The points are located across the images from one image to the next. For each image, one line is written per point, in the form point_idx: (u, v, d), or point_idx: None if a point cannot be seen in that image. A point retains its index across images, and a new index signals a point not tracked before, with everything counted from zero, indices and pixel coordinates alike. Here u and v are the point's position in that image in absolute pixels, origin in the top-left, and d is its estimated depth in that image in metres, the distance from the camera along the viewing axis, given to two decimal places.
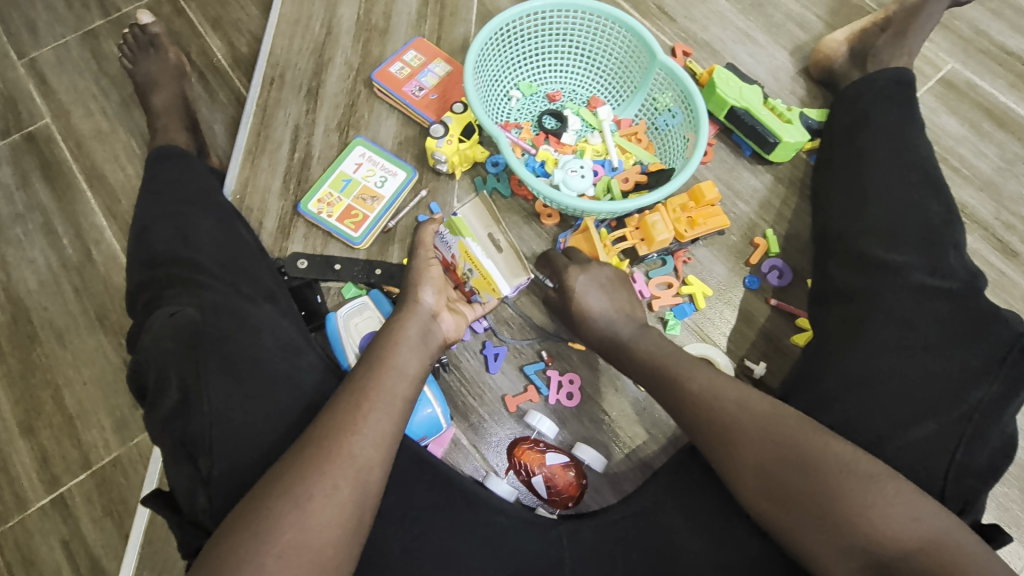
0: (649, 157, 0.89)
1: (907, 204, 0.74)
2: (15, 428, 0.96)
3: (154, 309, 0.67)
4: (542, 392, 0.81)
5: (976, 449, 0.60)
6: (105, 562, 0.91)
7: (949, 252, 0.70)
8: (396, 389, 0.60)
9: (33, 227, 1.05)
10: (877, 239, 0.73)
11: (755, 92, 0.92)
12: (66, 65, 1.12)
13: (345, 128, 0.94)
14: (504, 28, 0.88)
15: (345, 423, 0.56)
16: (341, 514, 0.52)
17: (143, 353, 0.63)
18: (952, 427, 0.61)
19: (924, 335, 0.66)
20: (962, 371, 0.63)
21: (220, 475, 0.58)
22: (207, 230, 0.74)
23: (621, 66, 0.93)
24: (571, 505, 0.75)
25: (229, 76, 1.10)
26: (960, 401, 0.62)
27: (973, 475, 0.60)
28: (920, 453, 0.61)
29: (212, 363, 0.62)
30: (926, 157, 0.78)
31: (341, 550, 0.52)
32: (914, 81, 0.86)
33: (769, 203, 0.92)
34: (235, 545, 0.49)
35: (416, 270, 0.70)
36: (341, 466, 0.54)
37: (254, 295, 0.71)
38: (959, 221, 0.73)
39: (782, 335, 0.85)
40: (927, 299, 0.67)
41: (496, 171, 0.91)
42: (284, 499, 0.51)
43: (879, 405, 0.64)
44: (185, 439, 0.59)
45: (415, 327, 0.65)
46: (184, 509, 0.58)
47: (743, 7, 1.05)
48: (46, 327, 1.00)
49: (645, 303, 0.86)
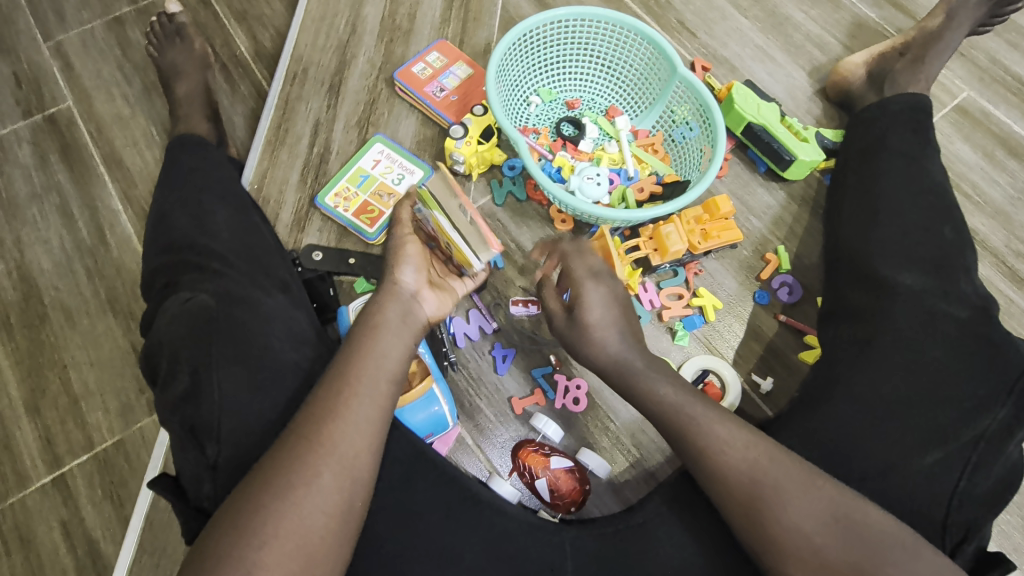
0: (665, 168, 0.90)
1: (918, 227, 0.75)
2: (20, 406, 0.96)
3: (169, 294, 0.67)
4: (548, 395, 0.81)
5: (980, 477, 0.61)
6: (103, 545, 0.91)
7: (960, 278, 0.71)
8: (378, 374, 0.59)
9: (49, 207, 1.06)
10: (889, 260, 0.74)
11: (773, 109, 0.92)
12: (90, 51, 1.13)
13: (365, 125, 0.95)
14: (526, 35, 0.89)
15: (325, 411, 0.55)
16: (326, 501, 0.52)
17: (157, 338, 0.63)
18: (958, 455, 0.62)
19: (933, 357, 0.66)
20: (967, 399, 0.64)
21: (227, 462, 0.59)
22: (225, 220, 0.74)
23: (640, 78, 0.94)
24: (573, 510, 0.75)
25: (251, 68, 1.12)
26: (965, 429, 0.63)
27: (978, 501, 0.60)
28: (927, 478, 0.61)
29: (224, 350, 0.63)
30: (939, 181, 0.79)
31: (329, 536, 0.51)
32: (929, 108, 0.87)
33: (782, 219, 0.93)
34: (219, 541, 0.49)
35: (392, 251, 0.67)
36: (321, 453, 0.53)
37: (267, 285, 0.71)
38: (970, 248, 0.74)
39: (790, 352, 0.85)
40: (936, 323, 0.68)
41: (512, 174, 0.91)
42: (268, 490, 0.51)
43: (887, 424, 0.64)
44: (195, 425, 0.60)
45: (394, 309, 0.63)
46: (191, 495, 0.58)
47: (763, 26, 1.06)
48: (57, 308, 1.01)
49: (656, 312, 0.86)
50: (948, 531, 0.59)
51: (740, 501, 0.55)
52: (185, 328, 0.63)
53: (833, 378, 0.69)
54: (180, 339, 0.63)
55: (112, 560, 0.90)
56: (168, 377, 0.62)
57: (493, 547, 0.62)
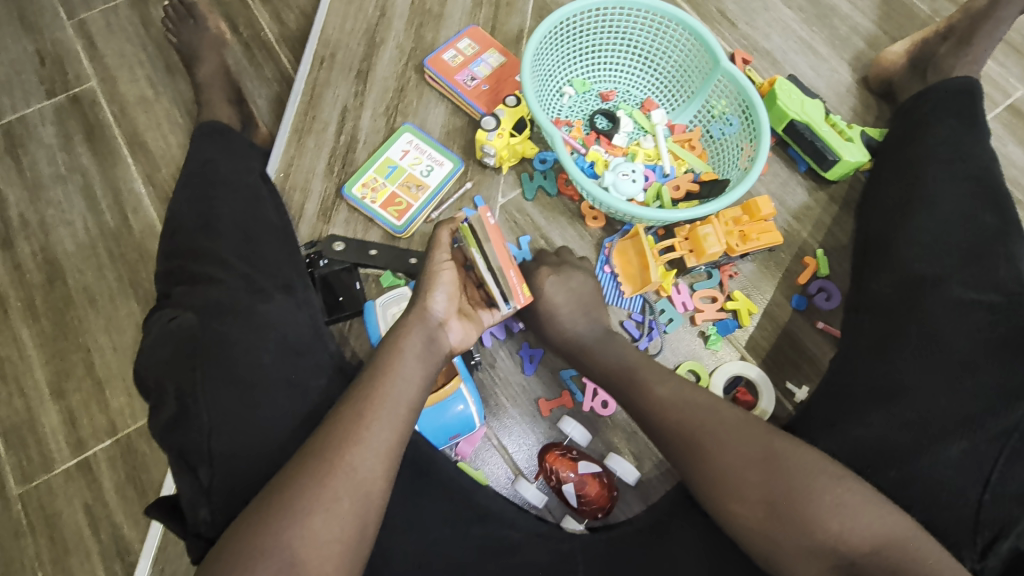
0: (703, 165, 0.87)
1: (959, 220, 0.71)
2: (45, 388, 0.96)
3: (161, 308, 0.66)
4: (576, 398, 0.79)
5: (1015, 472, 0.56)
6: (127, 530, 0.92)
7: (999, 265, 0.67)
8: (400, 400, 0.57)
9: (73, 188, 1.05)
10: (925, 258, 0.70)
11: (817, 106, 0.89)
12: (114, 29, 1.11)
13: (393, 113, 0.93)
14: (563, 23, 0.85)
15: (347, 434, 0.54)
16: (342, 528, 0.50)
17: (145, 361, 0.61)
18: (987, 446, 0.57)
19: (962, 353, 0.62)
20: (998, 390, 0.59)
21: (221, 485, 0.56)
22: (232, 211, 0.73)
23: (680, 70, 0.91)
24: (600, 516, 0.73)
25: (276, 51, 1.09)
26: (994, 418, 0.58)
27: (1013, 499, 0.54)
28: (955, 470, 0.57)
29: (208, 370, 0.60)
30: (988, 171, 0.75)
31: (343, 563, 0.49)
32: (977, 92, 0.83)
33: (820, 221, 0.89)
34: (227, 562, 0.47)
35: (428, 273, 0.67)
36: (340, 478, 0.51)
37: (266, 286, 0.69)
38: (1017, 234, 0.70)
39: (825, 359, 0.83)
40: (966, 312, 0.65)
41: (544, 168, 0.89)
42: (282, 514, 0.49)
43: (914, 429, 0.60)
44: (182, 450, 0.57)
45: (421, 335, 0.63)
46: (187, 521, 0.56)
47: (808, 17, 1.02)
48: (80, 291, 1.00)
49: (688, 315, 0.84)
50: (978, 529, 0.54)
51: (764, 504, 0.53)
52: (168, 349, 0.61)
53: (861, 387, 0.66)
54: (163, 360, 0.61)
55: (136, 545, 0.91)
56: (156, 400, 0.60)
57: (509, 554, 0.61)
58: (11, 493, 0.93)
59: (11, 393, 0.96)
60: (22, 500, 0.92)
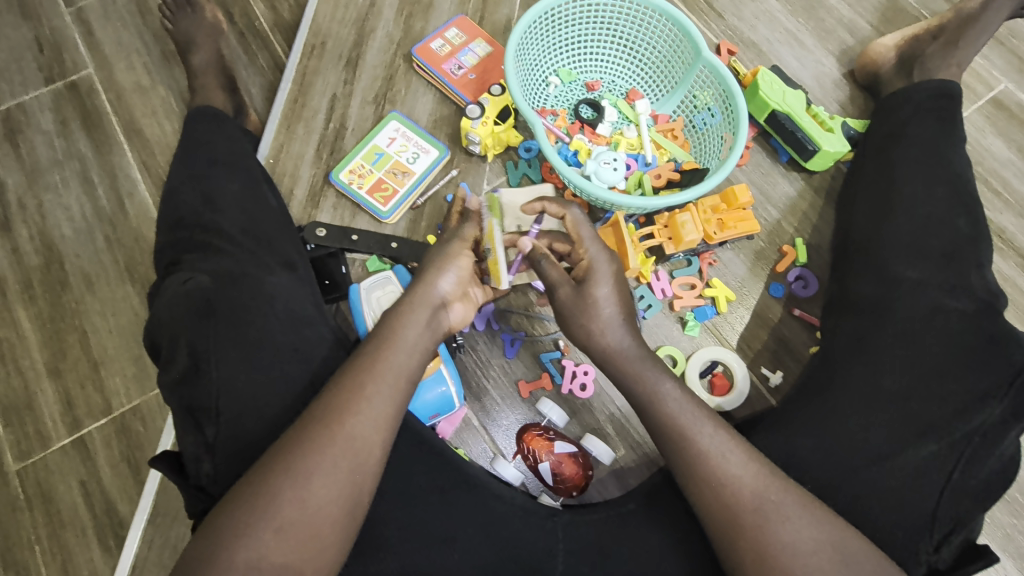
0: (684, 155, 0.89)
1: (932, 219, 0.72)
2: (41, 368, 0.99)
3: (172, 273, 0.68)
4: (555, 380, 0.81)
5: (972, 471, 0.60)
6: (120, 505, 0.94)
7: (971, 271, 0.69)
8: (399, 371, 0.58)
9: (70, 173, 1.07)
10: (899, 253, 0.71)
11: (799, 97, 0.90)
12: (111, 17, 1.13)
13: (381, 102, 0.94)
14: (549, 13, 0.87)
15: (347, 403, 0.55)
16: (338, 494, 0.52)
17: (157, 317, 0.64)
18: (951, 449, 0.60)
19: (933, 355, 0.65)
20: (965, 394, 0.62)
21: (225, 443, 0.60)
22: (232, 193, 0.74)
23: (664, 60, 0.92)
24: (575, 494, 0.76)
25: (269, 39, 1.11)
26: (963, 421, 0.61)
27: (968, 496, 0.59)
28: (919, 471, 0.60)
29: (221, 333, 0.64)
30: (961, 172, 0.76)
31: (337, 525, 0.52)
32: (959, 90, 0.84)
33: (801, 211, 0.91)
34: (232, 519, 0.50)
35: (443, 253, 0.66)
36: (340, 446, 0.53)
37: (270, 263, 0.71)
38: (987, 241, 0.71)
39: (800, 345, 0.84)
40: (940, 317, 0.66)
41: (528, 156, 0.90)
42: (284, 474, 0.52)
43: (883, 421, 0.63)
44: (193, 406, 0.61)
45: (425, 311, 0.62)
46: (190, 473, 0.60)
47: (794, 9, 1.02)
48: (77, 275, 1.03)
49: (667, 302, 0.86)
50: (936, 524, 0.58)
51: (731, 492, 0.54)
52: (181, 310, 0.64)
53: (837, 370, 0.67)
54: (176, 319, 0.64)
55: (129, 519, 0.94)
56: (168, 357, 0.63)
57: (492, 532, 0.63)
58: (9, 469, 0.96)
59: (10, 373, 0.99)
60: (20, 476, 0.95)
